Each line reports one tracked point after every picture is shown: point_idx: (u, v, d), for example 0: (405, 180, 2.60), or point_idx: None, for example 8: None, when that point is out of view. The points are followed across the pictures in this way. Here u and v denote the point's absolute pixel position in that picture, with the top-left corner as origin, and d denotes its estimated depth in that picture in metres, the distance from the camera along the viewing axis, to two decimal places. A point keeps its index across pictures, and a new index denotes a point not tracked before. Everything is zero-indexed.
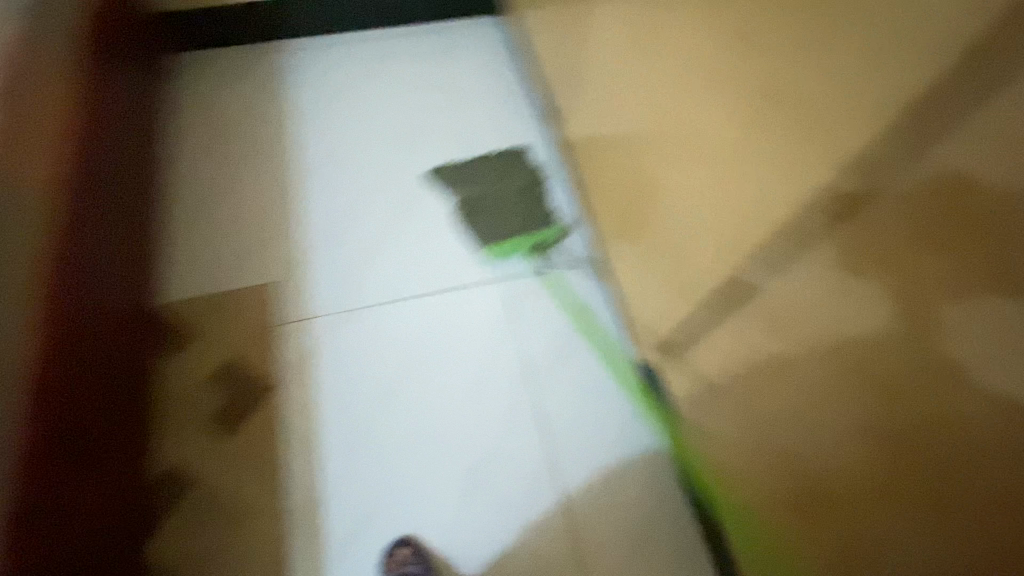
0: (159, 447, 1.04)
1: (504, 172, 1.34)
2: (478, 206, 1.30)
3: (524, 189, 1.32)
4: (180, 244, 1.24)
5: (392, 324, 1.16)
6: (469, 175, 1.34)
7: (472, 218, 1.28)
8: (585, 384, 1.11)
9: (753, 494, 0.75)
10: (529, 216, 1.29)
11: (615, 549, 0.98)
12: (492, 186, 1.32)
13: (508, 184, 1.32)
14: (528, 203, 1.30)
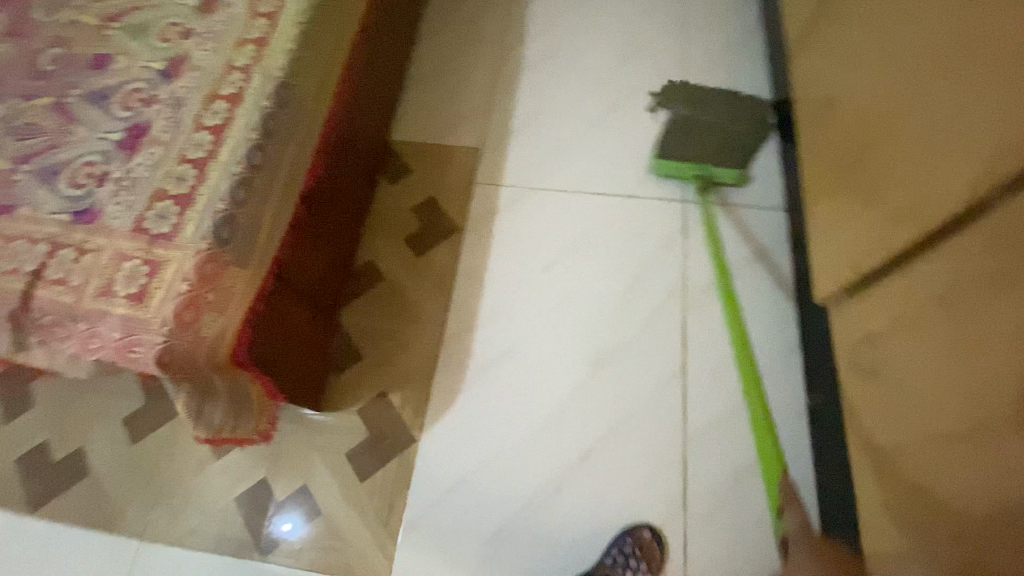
0: (364, 246, 1.24)
1: (736, 104, 1.15)
2: (683, 129, 1.15)
3: (755, 129, 1.13)
4: (416, 94, 1.42)
5: (572, 209, 1.26)
6: (704, 103, 1.13)
7: (671, 139, 1.18)
8: (741, 319, 1.12)
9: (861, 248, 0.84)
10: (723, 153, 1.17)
11: (723, 468, 1.02)
12: (727, 119, 1.13)
13: (708, 142, 1.17)
14: (737, 143, 1.16)
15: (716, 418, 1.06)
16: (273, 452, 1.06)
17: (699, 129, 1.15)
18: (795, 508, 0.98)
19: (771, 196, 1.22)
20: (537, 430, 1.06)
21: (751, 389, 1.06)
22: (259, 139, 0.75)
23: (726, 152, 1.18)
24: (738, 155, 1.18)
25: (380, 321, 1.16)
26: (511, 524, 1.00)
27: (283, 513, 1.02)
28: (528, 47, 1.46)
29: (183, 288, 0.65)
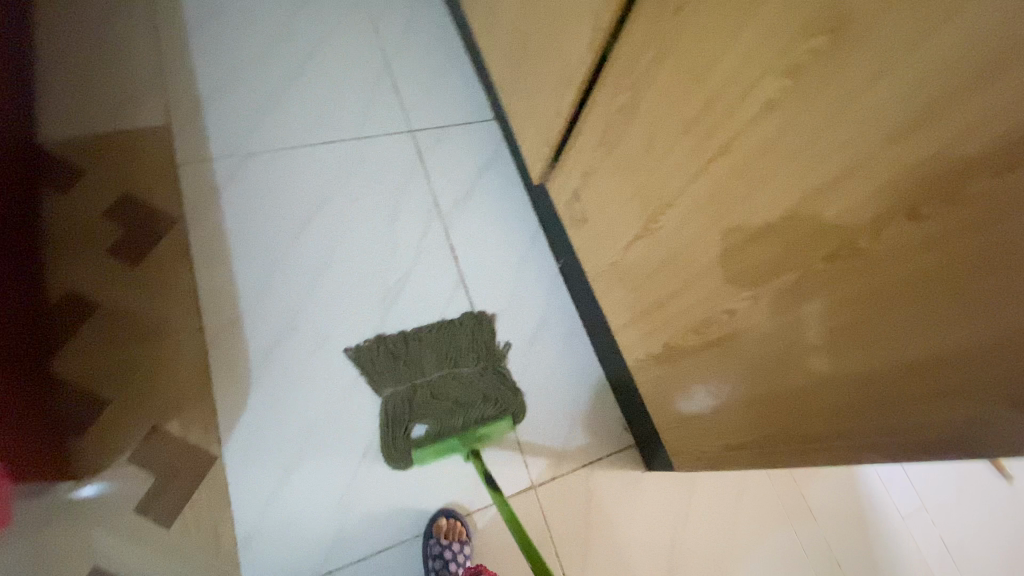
0: (53, 277, 0.99)
1: (476, 363, 1.11)
2: (432, 415, 1.04)
3: (495, 386, 1.10)
4: (57, 80, 1.14)
5: (302, 166, 1.20)
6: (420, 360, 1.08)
7: (415, 421, 1.03)
8: (492, 219, 1.26)
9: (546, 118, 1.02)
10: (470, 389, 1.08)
11: (518, 344, 1.16)
12: (464, 387, 1.08)
13: (467, 398, 1.07)
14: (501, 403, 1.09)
15: (500, 305, 1.18)
16: (30, 557, 0.84)
17: (452, 418, 1.04)
18: (573, 351, 1.18)
19: (484, 110, 1.37)
20: (348, 386, 1.04)
21: (518, 273, 1.22)
22: None
23: (485, 409, 1.08)
24: (493, 406, 1.09)
25: (114, 353, 0.97)
26: (353, 484, 0.98)
27: None
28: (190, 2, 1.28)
29: None
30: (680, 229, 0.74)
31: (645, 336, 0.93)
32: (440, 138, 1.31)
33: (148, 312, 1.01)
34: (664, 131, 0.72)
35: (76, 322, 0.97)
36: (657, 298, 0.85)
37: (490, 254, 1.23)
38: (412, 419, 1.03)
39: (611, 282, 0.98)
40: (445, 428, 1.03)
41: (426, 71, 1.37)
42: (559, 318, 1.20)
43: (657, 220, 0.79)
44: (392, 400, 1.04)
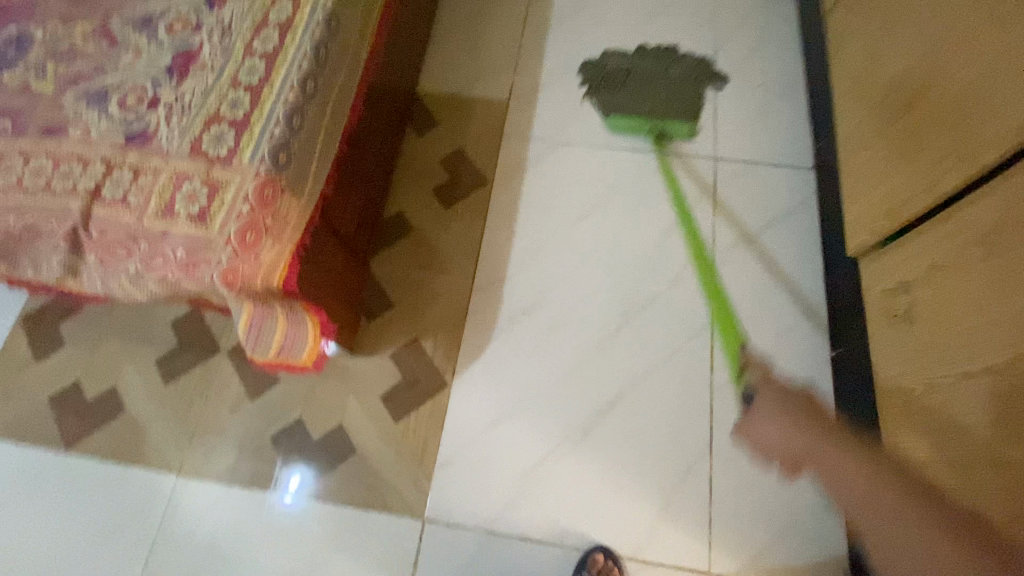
0: (392, 195, 1.24)
1: (682, 76, 1.32)
2: (623, 101, 1.29)
3: (696, 77, 1.32)
4: (445, 45, 1.40)
5: (601, 163, 1.25)
6: (647, 80, 1.31)
7: (620, 83, 1.31)
8: (768, 275, 1.13)
9: (903, 186, 0.85)
10: (678, 93, 1.30)
11: (750, 420, 1.03)
12: (670, 79, 1.31)
13: (668, 67, 1.32)
14: (688, 92, 1.30)
15: (745, 370, 1.06)
16: (307, 395, 1.08)
17: (639, 101, 1.29)
18: None
19: (803, 160, 1.23)
20: (568, 377, 1.07)
21: (777, 342, 1.08)
22: (311, 67, 0.74)
23: (680, 80, 1.31)
24: (687, 82, 1.31)
25: (408, 269, 1.17)
26: (539, 466, 1.01)
27: (286, 479, 1.03)
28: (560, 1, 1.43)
29: (243, 210, 0.64)
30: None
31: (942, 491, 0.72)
32: (744, 176, 1.22)
33: (442, 249, 1.19)
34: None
35: (393, 237, 1.20)
36: (998, 456, 0.65)
37: (754, 314, 1.10)
38: (610, 90, 1.31)
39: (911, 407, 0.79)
40: (637, 113, 1.28)
41: (753, 103, 1.29)
42: (810, 415, 1.02)
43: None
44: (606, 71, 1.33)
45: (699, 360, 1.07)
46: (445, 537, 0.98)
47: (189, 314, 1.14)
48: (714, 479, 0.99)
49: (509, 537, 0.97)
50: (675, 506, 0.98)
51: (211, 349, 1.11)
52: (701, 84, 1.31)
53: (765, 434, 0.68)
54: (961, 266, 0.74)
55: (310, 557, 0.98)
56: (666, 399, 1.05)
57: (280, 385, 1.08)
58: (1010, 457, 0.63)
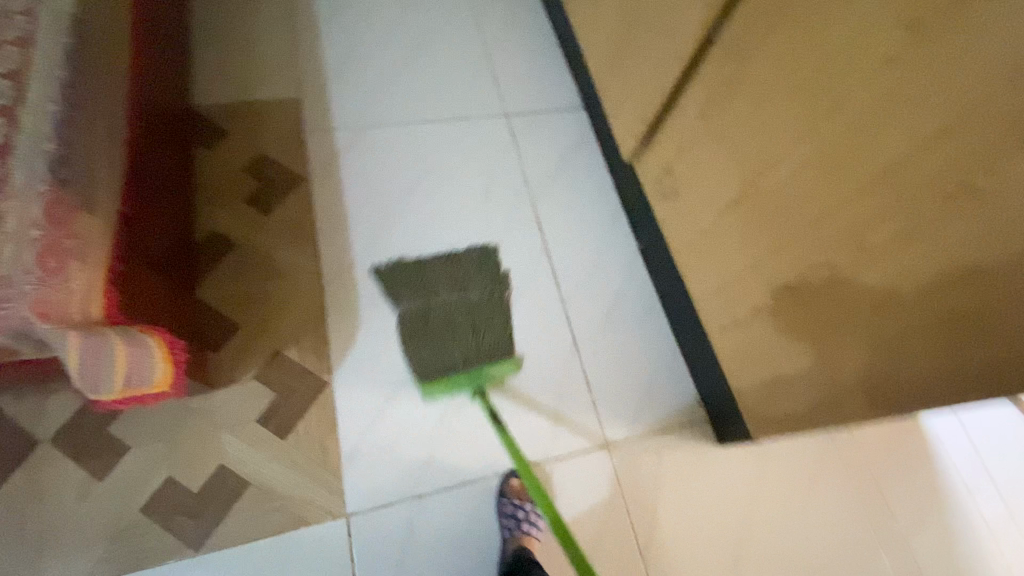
0: (202, 217, 1.15)
1: (479, 277, 1.18)
2: (437, 362, 1.04)
3: (477, 323, 1.07)
4: (210, 55, 1.32)
5: (410, 139, 1.32)
6: (430, 288, 1.12)
7: (421, 328, 1.06)
8: (577, 197, 1.33)
9: (643, 94, 1.09)
10: (476, 282, 1.17)
11: (599, 315, 1.22)
12: (461, 291, 1.12)
13: (464, 289, 1.13)
14: (489, 341, 1.07)
15: (582, 278, 1.25)
16: (171, 450, 0.96)
17: (445, 353, 1.04)
18: (649, 325, 1.23)
19: (573, 100, 1.46)
20: None
21: (600, 249, 1.28)
22: (67, 77, 0.67)
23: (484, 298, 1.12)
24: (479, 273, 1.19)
25: (246, 286, 1.10)
26: (442, 422, 1.06)
27: None
28: None
29: (34, 235, 0.58)
30: (782, 188, 0.81)
31: (731, 305, 0.97)
32: (533, 123, 1.41)
33: (277, 255, 1.14)
34: (774, 99, 0.79)
35: (217, 259, 1.11)
36: (753, 258, 0.90)
37: (576, 232, 1.30)
38: (411, 340, 1.06)
39: (698, 255, 1.04)
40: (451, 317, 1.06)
41: (522, 62, 1.49)
42: (639, 296, 1.25)
43: (766, 181, 0.84)
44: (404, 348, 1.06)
45: (545, 282, 1.23)
46: (375, 519, 0.98)
47: None
48: (586, 374, 1.16)
49: (435, 493, 1.01)
50: (564, 407, 1.13)
51: (27, 445, 0.94)
52: (500, 330, 1.09)
53: None
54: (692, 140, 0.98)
55: None
56: (530, 325, 1.18)
57: (133, 451, 0.96)
58: (758, 257, 0.88)
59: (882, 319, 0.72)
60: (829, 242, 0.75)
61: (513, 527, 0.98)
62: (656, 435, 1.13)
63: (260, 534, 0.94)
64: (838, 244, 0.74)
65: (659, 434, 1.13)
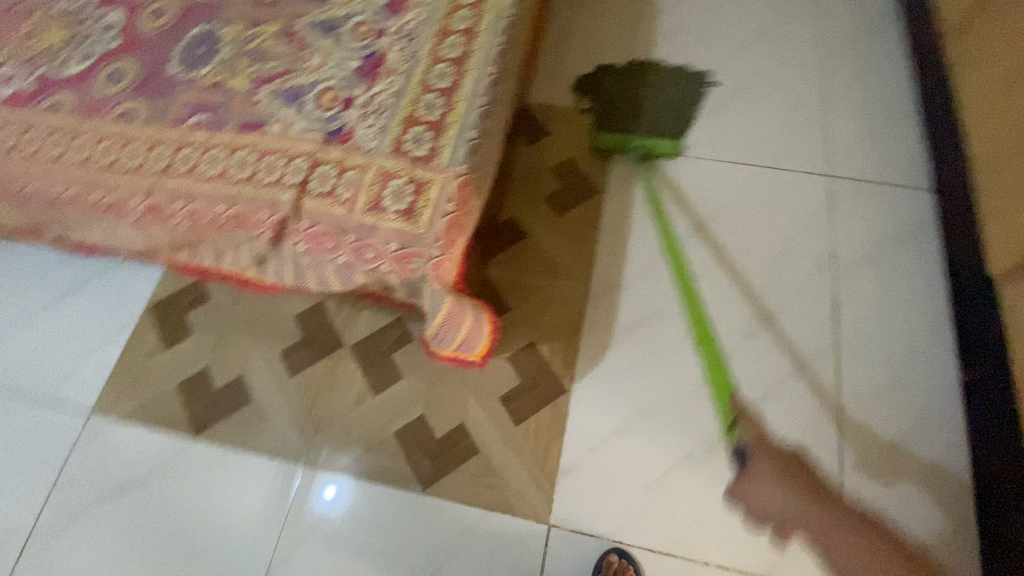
0: (505, 201, 1.27)
1: (675, 91, 1.36)
2: (623, 129, 1.32)
3: (676, 102, 1.35)
4: (553, 56, 1.44)
5: (713, 177, 1.26)
6: (631, 85, 1.38)
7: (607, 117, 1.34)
8: (890, 295, 1.12)
9: None
10: (665, 108, 1.34)
11: (880, 440, 1.01)
12: (652, 97, 1.35)
13: (656, 95, 1.36)
14: (672, 113, 1.34)
15: (871, 391, 1.05)
16: (429, 393, 1.09)
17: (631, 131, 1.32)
18: (944, 475, 0.98)
19: (920, 181, 1.22)
20: (689, 388, 1.07)
21: (904, 363, 1.06)
22: (495, 74, 0.77)
23: (664, 109, 1.34)
24: (674, 109, 1.34)
25: (525, 273, 1.19)
26: (663, 476, 1.01)
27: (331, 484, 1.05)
28: (667, 18, 1.46)
29: (447, 208, 0.67)
30: None
31: None
32: (860, 194, 1.22)
33: (556, 255, 1.20)
34: None
35: (507, 242, 1.22)
36: None
37: (877, 334, 1.09)
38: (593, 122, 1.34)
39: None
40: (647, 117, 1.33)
41: (865, 123, 1.30)
42: (941, 440, 1.00)
43: None
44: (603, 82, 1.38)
45: (821, 375, 1.06)
46: (572, 542, 0.97)
47: (312, 308, 1.18)
48: (844, 500, 0.98)
49: (637, 547, 0.97)
50: None
51: (333, 344, 1.15)
52: (691, 104, 1.35)
53: (765, 492, 0.68)
54: None
55: (437, 552, 0.98)
56: (789, 415, 1.04)
57: (402, 381, 1.11)
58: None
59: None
60: None
61: None
62: None
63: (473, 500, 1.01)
64: None
65: None
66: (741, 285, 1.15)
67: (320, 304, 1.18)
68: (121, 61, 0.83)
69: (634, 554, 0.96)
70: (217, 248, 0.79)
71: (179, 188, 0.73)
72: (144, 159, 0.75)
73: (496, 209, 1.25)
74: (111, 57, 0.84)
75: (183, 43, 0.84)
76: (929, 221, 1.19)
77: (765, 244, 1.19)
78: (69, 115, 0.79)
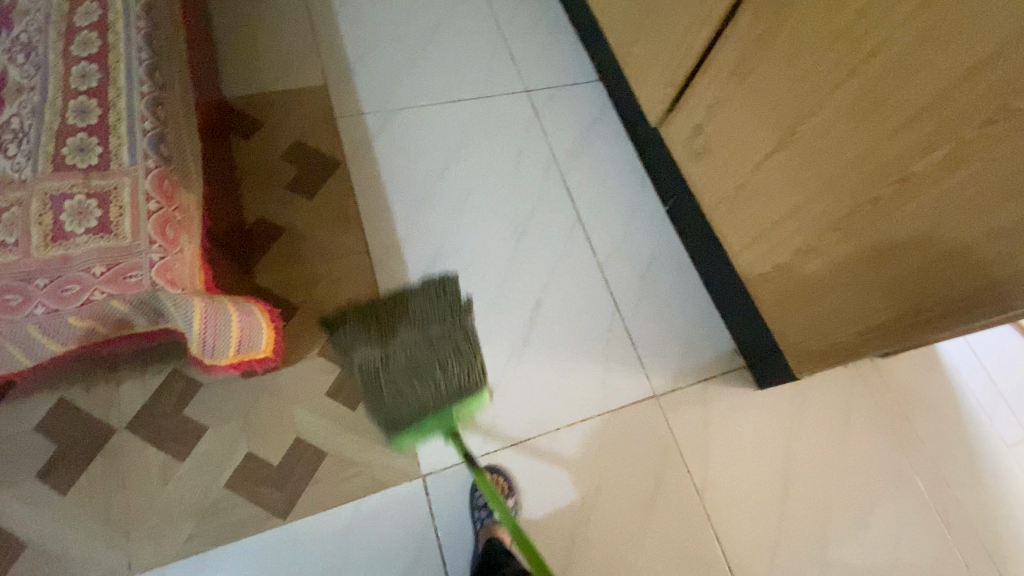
0: (246, 207, 1.17)
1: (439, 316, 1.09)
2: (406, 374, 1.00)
3: (440, 309, 1.07)
4: (234, 48, 1.33)
5: (437, 120, 1.36)
6: (393, 331, 1.06)
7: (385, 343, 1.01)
8: (602, 167, 1.38)
9: (671, 57, 1.14)
10: (442, 350, 1.01)
11: (636, 276, 1.27)
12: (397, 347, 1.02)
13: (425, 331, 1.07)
14: (449, 345, 1.01)
15: (617, 243, 1.30)
16: (248, 427, 1.00)
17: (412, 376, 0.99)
18: (682, 280, 1.29)
19: (589, 74, 1.50)
20: (490, 305, 1.18)
21: (630, 212, 1.34)
22: (153, 60, 0.70)
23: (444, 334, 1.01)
24: (440, 315, 1.07)
25: (300, 267, 1.14)
26: (498, 383, 1.12)
27: None
28: None
29: (151, 207, 0.60)
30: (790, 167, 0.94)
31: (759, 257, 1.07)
32: (554, 97, 1.45)
33: (324, 239, 1.17)
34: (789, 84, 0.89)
35: (266, 247, 1.14)
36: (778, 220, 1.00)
37: (605, 200, 1.34)
38: (352, 311, 1.12)
39: (732, 213, 1.10)
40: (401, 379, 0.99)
41: (536, 39, 1.52)
42: (671, 256, 1.31)
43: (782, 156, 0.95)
44: (347, 321, 1.06)
45: (580, 248, 1.27)
46: (450, 479, 1.02)
47: (54, 410, 0.95)
48: (631, 332, 1.22)
49: (502, 461, 1.07)
50: (614, 362, 1.18)
51: (104, 435, 0.95)
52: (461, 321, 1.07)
53: None
54: (716, 109, 1.06)
55: (328, 566, 0.94)
56: (571, 288, 1.23)
57: (211, 431, 0.98)
58: (797, 204, 0.95)
59: (936, 261, 0.79)
60: (843, 215, 0.88)
61: (484, 518, 0.98)
62: (700, 383, 1.19)
63: (343, 499, 0.98)
64: (851, 216, 0.87)
65: (701, 384, 1.19)
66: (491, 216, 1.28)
67: (61, 402, 0.96)
68: None
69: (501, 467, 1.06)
70: None
71: None
72: None
73: (240, 218, 1.16)
74: None
75: None
76: (606, 102, 1.48)
77: (501, 162, 1.34)
78: None
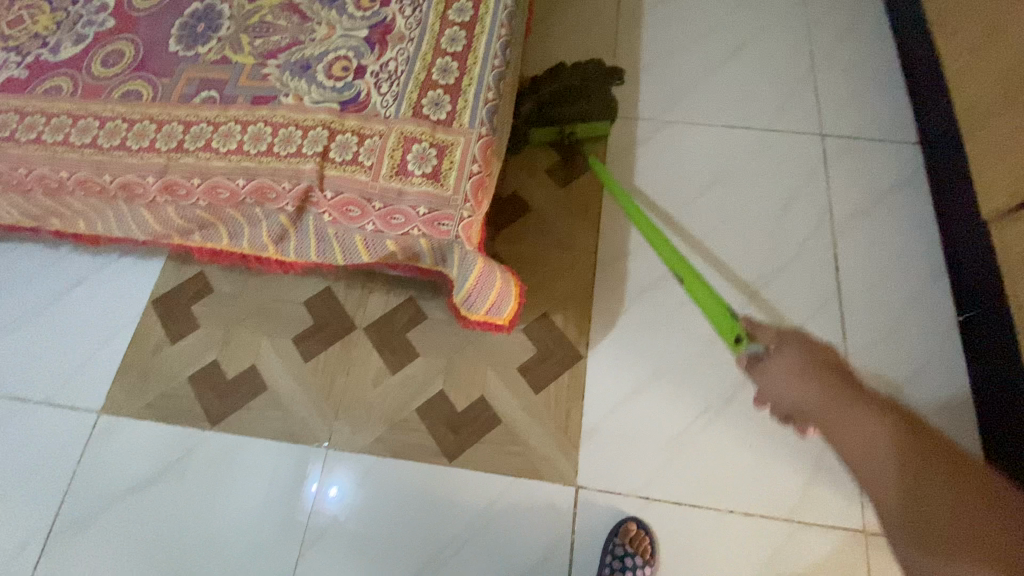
0: (507, 175, 1.27)
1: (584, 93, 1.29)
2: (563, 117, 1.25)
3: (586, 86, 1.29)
4: (544, 31, 1.43)
5: (709, 141, 1.28)
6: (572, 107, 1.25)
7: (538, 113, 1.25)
8: (886, 244, 1.16)
9: None
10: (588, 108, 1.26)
11: (886, 382, 1.05)
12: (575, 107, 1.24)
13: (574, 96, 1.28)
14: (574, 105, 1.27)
15: (875, 336, 1.09)
16: (447, 368, 1.10)
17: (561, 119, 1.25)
18: (950, 413, 1.03)
19: (907, 134, 1.27)
20: (700, 346, 1.10)
21: (904, 307, 1.11)
22: (506, 37, 0.77)
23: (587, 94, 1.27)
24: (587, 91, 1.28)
25: (534, 244, 1.20)
26: (683, 430, 1.04)
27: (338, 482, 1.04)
28: None
29: (473, 170, 0.67)
30: None
31: None
32: (852, 149, 1.26)
33: (562, 224, 1.22)
34: None
35: (512, 215, 1.23)
36: None
37: (876, 283, 1.13)
38: (565, 301, 1.14)
39: None
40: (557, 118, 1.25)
41: (854, 81, 1.33)
42: (945, 378, 1.05)
43: None
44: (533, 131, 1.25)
45: (826, 323, 1.10)
46: (601, 502, 0.99)
47: (322, 292, 1.17)
48: None
49: (657, 516, 0.98)
50: (820, 465, 1.00)
51: (346, 326, 1.14)
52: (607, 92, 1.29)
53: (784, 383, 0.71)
54: None
55: (468, 521, 1.00)
56: None
57: (419, 359, 1.11)
58: None
59: None
60: None
61: (614, 568, 0.92)
62: None
63: (499, 469, 1.02)
64: None
65: None
66: (732, 257, 1.17)
67: (328, 286, 1.18)
68: (118, 43, 0.81)
69: (652, 526, 0.97)
70: (234, 227, 0.79)
71: (195, 166, 0.73)
72: (154, 139, 0.74)
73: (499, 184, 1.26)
74: (106, 39, 0.82)
75: (181, 20, 0.82)
76: (918, 172, 1.23)
77: (763, 203, 1.22)
78: (72, 100, 0.78)
